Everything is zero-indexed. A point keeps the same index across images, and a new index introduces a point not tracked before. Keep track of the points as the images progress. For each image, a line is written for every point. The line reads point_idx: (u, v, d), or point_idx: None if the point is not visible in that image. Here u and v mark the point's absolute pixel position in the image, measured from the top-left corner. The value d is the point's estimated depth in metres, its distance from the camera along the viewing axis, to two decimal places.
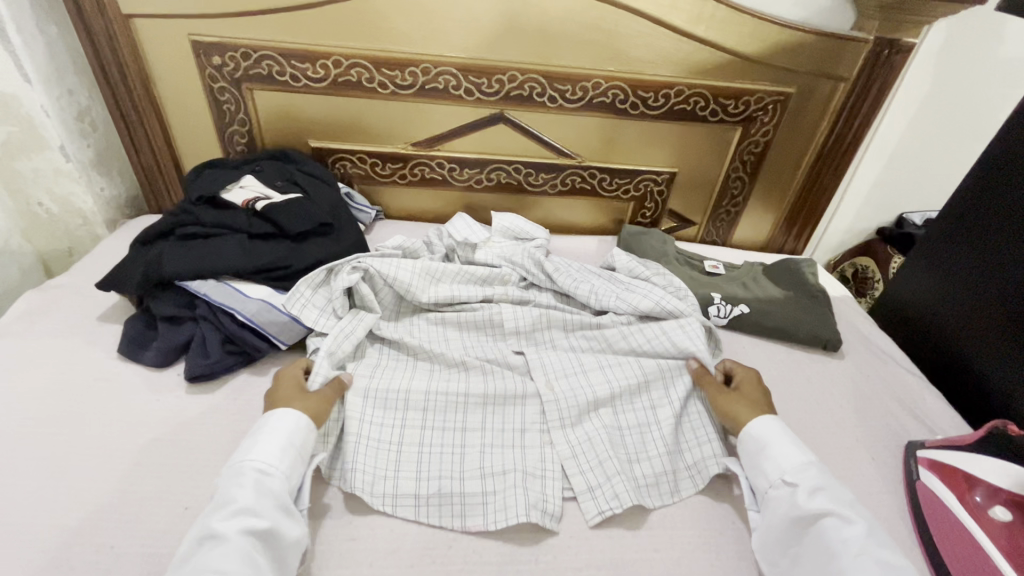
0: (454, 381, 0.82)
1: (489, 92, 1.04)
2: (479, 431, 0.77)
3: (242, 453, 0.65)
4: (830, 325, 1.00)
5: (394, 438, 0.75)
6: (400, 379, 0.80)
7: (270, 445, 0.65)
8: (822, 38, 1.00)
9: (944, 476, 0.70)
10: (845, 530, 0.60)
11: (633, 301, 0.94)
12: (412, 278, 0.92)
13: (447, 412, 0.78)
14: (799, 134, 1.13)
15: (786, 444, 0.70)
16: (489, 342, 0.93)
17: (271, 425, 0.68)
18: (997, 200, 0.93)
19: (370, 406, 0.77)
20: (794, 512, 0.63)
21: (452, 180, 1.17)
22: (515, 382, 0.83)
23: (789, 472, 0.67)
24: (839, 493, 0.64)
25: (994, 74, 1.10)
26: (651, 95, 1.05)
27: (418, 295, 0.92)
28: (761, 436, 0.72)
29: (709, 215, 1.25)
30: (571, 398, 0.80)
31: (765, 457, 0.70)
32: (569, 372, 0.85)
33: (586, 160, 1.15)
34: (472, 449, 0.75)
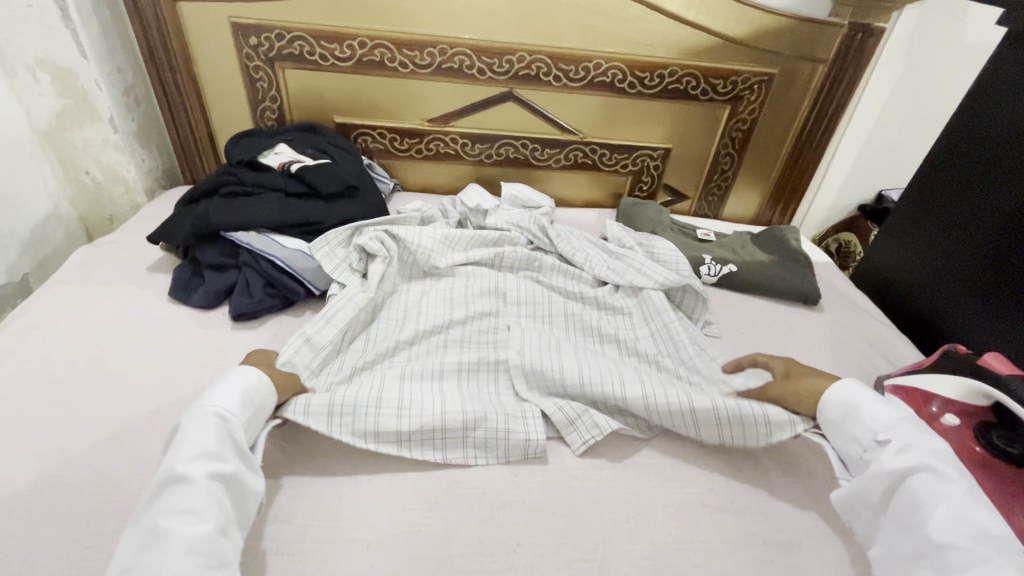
0: (433, 354, 0.85)
1: (499, 72, 1.15)
2: (461, 386, 0.80)
3: (199, 402, 0.62)
4: (810, 282, 1.09)
5: (376, 387, 0.76)
6: (389, 344, 0.85)
7: (226, 393, 0.64)
8: (801, 23, 1.10)
9: (906, 397, 0.78)
10: (936, 486, 0.57)
11: (624, 274, 1.02)
12: (433, 243, 1.01)
13: (426, 378, 0.80)
14: (783, 112, 1.23)
15: (877, 405, 0.67)
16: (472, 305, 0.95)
17: (228, 379, 0.66)
18: (960, 164, 1.02)
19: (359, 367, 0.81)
20: (880, 472, 0.61)
21: (464, 155, 1.27)
22: (488, 352, 0.85)
23: (882, 433, 0.65)
24: (940, 450, 0.61)
25: (959, 57, 1.21)
26: (647, 74, 1.15)
27: (436, 260, 1.01)
28: (846, 400, 0.69)
29: (701, 190, 1.35)
30: (540, 361, 0.81)
31: (852, 418, 0.68)
32: (542, 344, 0.85)
33: (588, 136, 1.25)
34: (452, 398, 0.76)
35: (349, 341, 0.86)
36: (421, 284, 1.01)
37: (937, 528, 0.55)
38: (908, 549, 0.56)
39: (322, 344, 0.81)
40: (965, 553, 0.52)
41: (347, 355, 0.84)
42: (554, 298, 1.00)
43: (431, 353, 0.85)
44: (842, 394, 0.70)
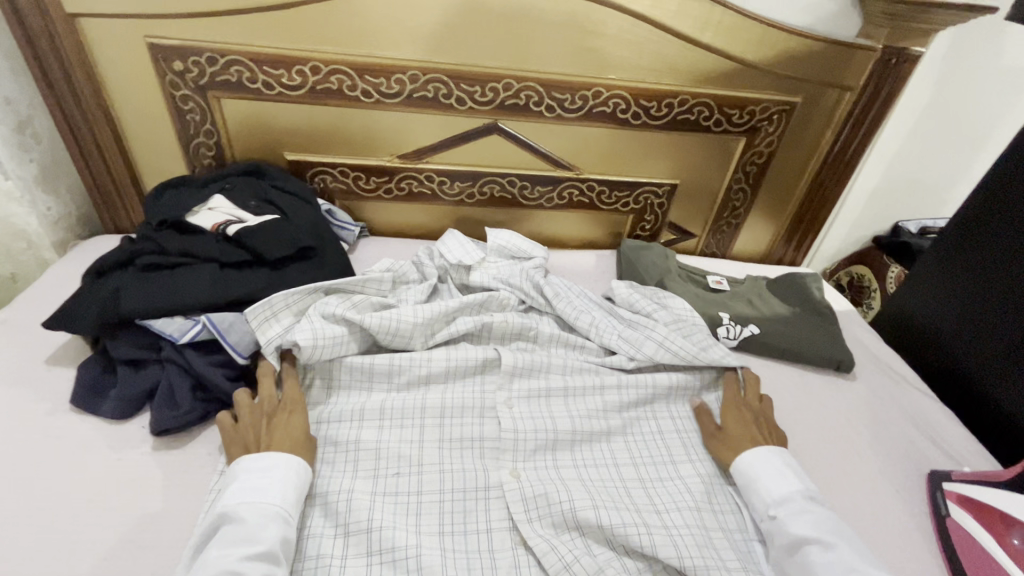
0: (403, 488, 0.70)
1: (482, 101, 0.97)
2: (439, 534, 0.66)
3: (241, 493, 0.59)
4: (841, 346, 0.96)
5: (342, 522, 0.64)
6: (347, 478, 0.69)
7: (269, 484, 0.60)
8: (829, 46, 0.95)
9: (979, 515, 0.69)
10: (826, 557, 0.61)
11: (635, 343, 0.88)
12: (404, 323, 0.82)
13: (398, 513, 0.67)
14: (803, 144, 1.09)
15: (772, 471, 0.71)
16: (451, 420, 0.78)
17: (264, 463, 0.62)
18: (1011, 214, 0.89)
19: (315, 510, 0.66)
20: (778, 542, 0.65)
21: (442, 195, 1.09)
22: (475, 471, 0.73)
23: (774, 505, 0.68)
24: (822, 518, 0.66)
25: (995, 82, 1.08)
26: (653, 104, 0.99)
27: (407, 339, 0.83)
28: (749, 467, 0.72)
29: (709, 227, 1.21)
30: (540, 488, 0.70)
31: (754, 485, 0.71)
32: (541, 465, 0.75)
33: (585, 172, 1.08)
34: (433, 551, 0.64)
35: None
36: (392, 375, 0.81)
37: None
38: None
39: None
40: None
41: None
42: (551, 377, 0.85)
43: (405, 476, 0.71)
44: (751, 457, 0.73)
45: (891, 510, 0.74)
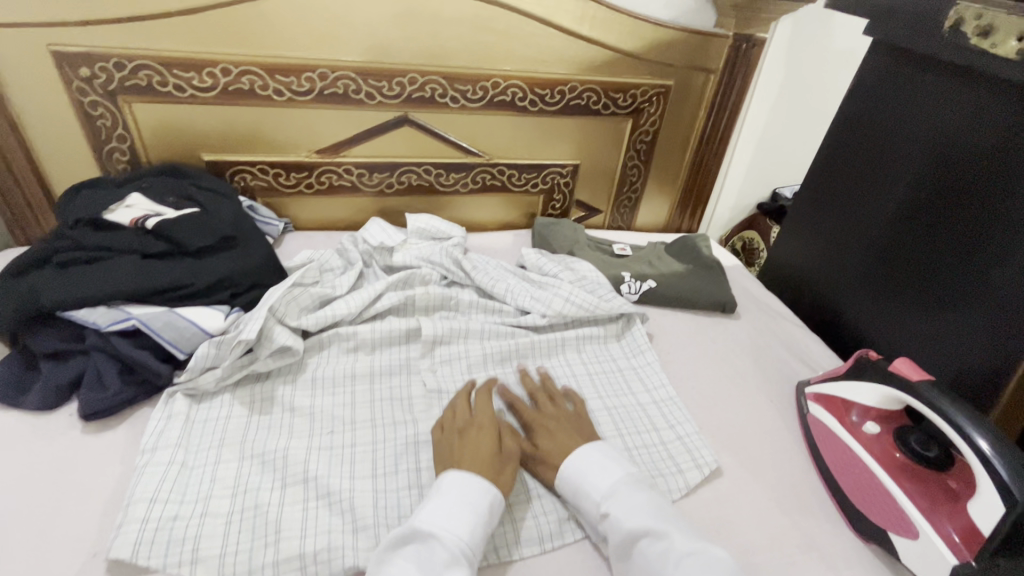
0: (335, 443, 0.74)
1: (390, 95, 1.06)
2: (371, 477, 0.70)
3: (436, 523, 0.58)
4: (725, 290, 1.10)
5: (274, 482, 0.68)
6: (280, 439, 0.73)
7: (462, 508, 0.60)
8: (688, 35, 1.12)
9: (828, 406, 0.81)
10: (658, 545, 0.59)
11: (548, 302, 0.97)
12: (350, 311, 0.91)
13: (331, 463, 0.71)
14: (682, 122, 1.24)
15: (598, 471, 0.67)
16: (380, 383, 0.84)
17: (468, 487, 0.62)
18: (847, 164, 1.04)
19: (248, 469, 0.69)
20: (613, 541, 0.61)
21: (362, 186, 1.16)
22: (404, 420, 0.78)
23: (603, 500, 0.64)
24: (656, 507, 0.63)
25: (832, 61, 1.29)
26: (547, 91, 1.12)
27: (342, 318, 0.90)
28: (575, 470, 0.68)
29: (613, 203, 1.33)
30: None
31: (580, 487, 0.66)
32: None
33: (493, 158, 1.18)
34: (363, 492, 0.68)
35: (223, 441, 0.72)
36: (323, 349, 0.88)
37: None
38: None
39: (196, 468, 0.68)
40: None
41: (218, 461, 0.69)
42: (471, 339, 0.93)
43: (339, 433, 0.75)
44: (573, 463, 0.68)
45: (768, 415, 0.87)
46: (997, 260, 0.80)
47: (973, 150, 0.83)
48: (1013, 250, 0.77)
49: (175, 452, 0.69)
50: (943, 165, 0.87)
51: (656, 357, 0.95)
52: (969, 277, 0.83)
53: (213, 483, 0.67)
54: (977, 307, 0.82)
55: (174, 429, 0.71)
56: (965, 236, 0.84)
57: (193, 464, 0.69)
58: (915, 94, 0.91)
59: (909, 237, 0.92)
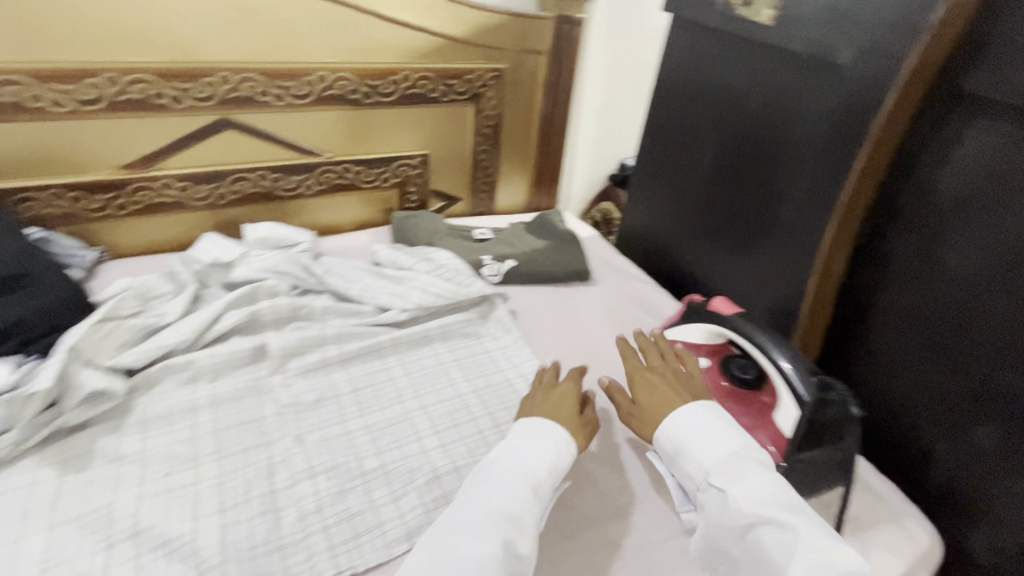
0: (175, 485, 0.66)
1: (201, 98, 0.96)
2: (220, 512, 0.64)
3: (505, 462, 0.60)
4: (580, 259, 1.16)
5: (98, 544, 0.59)
6: (102, 495, 0.64)
7: (534, 450, 0.62)
8: (512, 18, 1.15)
9: None
10: (782, 537, 0.51)
11: (407, 296, 0.95)
12: (181, 337, 0.82)
13: (170, 507, 0.64)
14: (523, 104, 1.28)
15: (702, 443, 0.60)
16: (226, 409, 0.77)
17: (539, 428, 0.65)
18: (671, 124, 1.12)
19: (61, 536, 0.60)
20: (720, 521, 0.56)
21: (188, 201, 1.05)
22: (257, 445, 0.72)
23: (711, 472, 0.58)
24: (772, 489, 0.54)
25: (650, 37, 1.40)
26: (380, 82, 1.09)
27: (174, 347, 0.82)
28: (674, 436, 0.62)
29: (470, 189, 1.34)
30: (325, 447, 0.72)
31: (683, 458, 0.61)
32: (327, 423, 0.76)
33: (335, 156, 1.13)
34: (209, 531, 0.62)
35: (25, 513, 0.62)
36: (154, 386, 0.79)
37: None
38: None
39: None
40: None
41: (20, 536, 0.59)
42: (328, 346, 0.88)
43: (177, 474, 0.68)
44: (676, 431, 0.62)
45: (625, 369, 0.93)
46: (784, 198, 0.89)
47: (753, 104, 0.92)
48: (793, 188, 0.87)
49: None
50: (739, 118, 0.95)
51: (519, 334, 0.97)
52: (768, 217, 0.93)
53: (13, 563, 0.57)
54: (779, 243, 0.91)
55: None
56: (761, 182, 0.93)
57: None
58: (710, 56, 0.99)
59: (723, 185, 1.01)
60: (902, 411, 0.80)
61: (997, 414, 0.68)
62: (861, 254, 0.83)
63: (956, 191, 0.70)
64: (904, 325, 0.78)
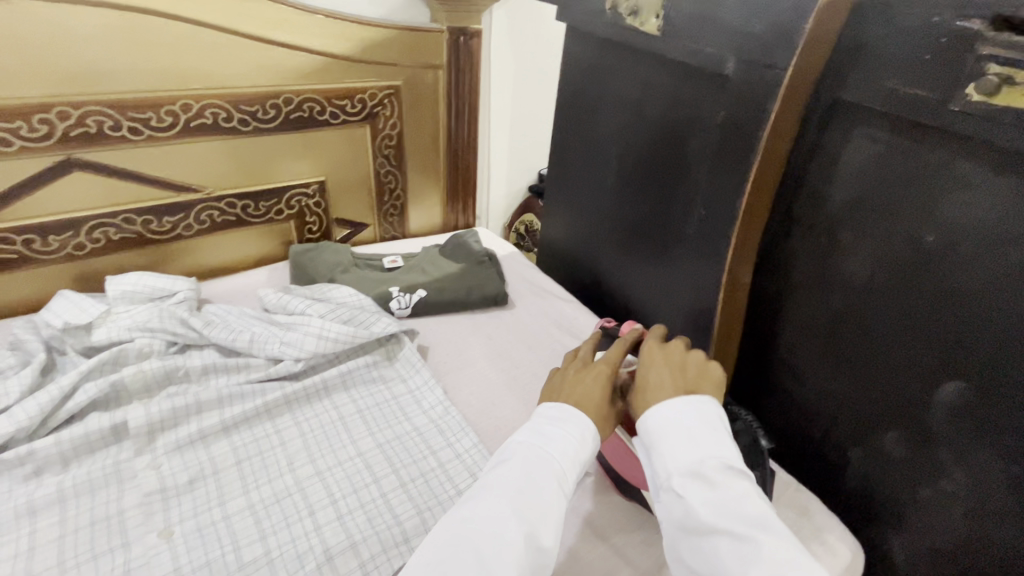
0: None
1: (35, 137, 0.83)
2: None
3: (527, 447, 0.53)
4: (496, 282, 1.10)
5: None
6: None
7: (561, 435, 0.53)
8: (401, 32, 1.08)
9: None
10: (746, 554, 0.43)
11: (300, 345, 0.85)
12: (19, 424, 0.70)
13: None
14: (425, 121, 1.21)
15: (674, 439, 0.49)
16: (75, 506, 0.65)
17: (563, 420, 0.55)
18: (578, 136, 1.08)
19: None
20: (679, 528, 0.47)
21: (37, 255, 0.91)
22: (111, 546, 0.62)
23: (677, 474, 0.48)
24: (740, 501, 0.45)
25: (555, 45, 1.36)
26: (257, 108, 0.99)
27: (10, 436, 0.69)
28: (649, 428, 0.51)
29: (378, 214, 1.26)
30: (196, 540, 0.63)
31: (650, 451, 0.50)
32: (201, 507, 0.67)
33: (215, 190, 1.02)
34: None
35: None
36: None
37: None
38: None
39: None
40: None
41: None
42: (208, 411, 0.78)
43: None
44: (650, 421, 0.51)
45: None
46: (689, 210, 0.87)
47: (651, 115, 0.89)
48: (696, 199, 0.85)
49: None
50: (639, 129, 0.92)
51: (430, 372, 0.90)
52: (675, 229, 0.90)
53: None
54: (688, 256, 0.89)
55: None
56: (666, 194, 0.90)
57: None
58: (606, 65, 0.96)
59: (632, 197, 0.98)
60: (817, 421, 0.79)
61: (903, 421, 0.68)
62: (765, 264, 0.81)
63: (845, 200, 0.69)
64: (811, 334, 0.77)
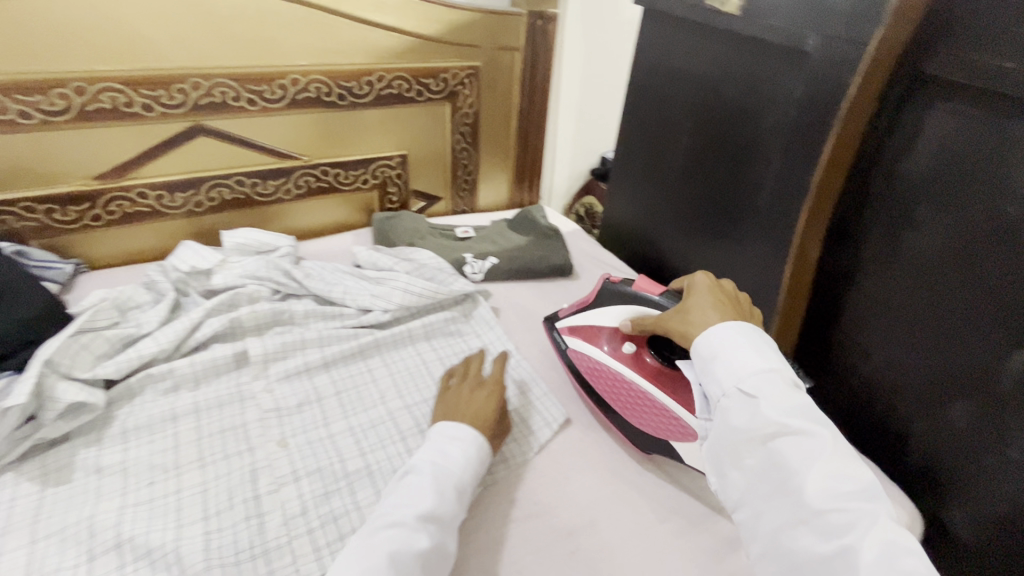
0: (158, 495, 0.66)
1: (172, 104, 0.95)
2: (203, 520, 0.64)
3: (428, 463, 0.63)
4: (562, 254, 1.17)
5: (80, 557, 0.59)
6: (82, 506, 0.64)
7: (457, 453, 0.65)
8: (484, 15, 1.15)
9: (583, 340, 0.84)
10: (803, 447, 0.51)
11: (388, 297, 0.95)
12: (161, 347, 0.82)
13: (153, 517, 0.64)
14: (500, 101, 1.28)
15: (743, 354, 0.58)
16: (207, 417, 0.77)
17: (462, 433, 0.67)
18: (647, 115, 1.12)
19: (43, 550, 0.60)
20: (739, 426, 0.54)
21: (164, 209, 1.04)
22: (237, 452, 0.72)
23: (747, 381, 0.56)
24: (806, 406, 0.53)
25: (625, 30, 1.40)
26: (354, 83, 1.08)
27: (153, 357, 0.81)
28: (717, 346, 0.60)
29: (451, 188, 1.34)
30: (308, 451, 0.73)
31: (721, 364, 0.58)
32: (309, 426, 0.77)
33: (313, 159, 1.13)
34: (192, 540, 0.61)
35: (9, 527, 0.61)
36: (135, 396, 0.78)
37: (813, 489, 0.49)
38: (782, 517, 0.50)
39: None
40: (841, 514, 0.47)
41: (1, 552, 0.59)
42: (310, 349, 0.88)
43: (158, 483, 0.67)
44: (713, 338, 0.61)
45: None
46: (759, 185, 0.90)
47: (726, 94, 0.92)
48: (767, 174, 0.88)
49: None
50: (712, 107, 0.96)
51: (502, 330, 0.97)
52: (743, 204, 0.93)
53: None
54: (755, 232, 0.92)
55: None
56: (736, 171, 0.93)
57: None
58: (682, 45, 1.00)
59: (699, 174, 1.01)
60: (883, 395, 0.82)
61: (974, 391, 0.69)
62: (837, 239, 0.84)
63: (922, 174, 0.71)
64: (881, 307, 0.79)
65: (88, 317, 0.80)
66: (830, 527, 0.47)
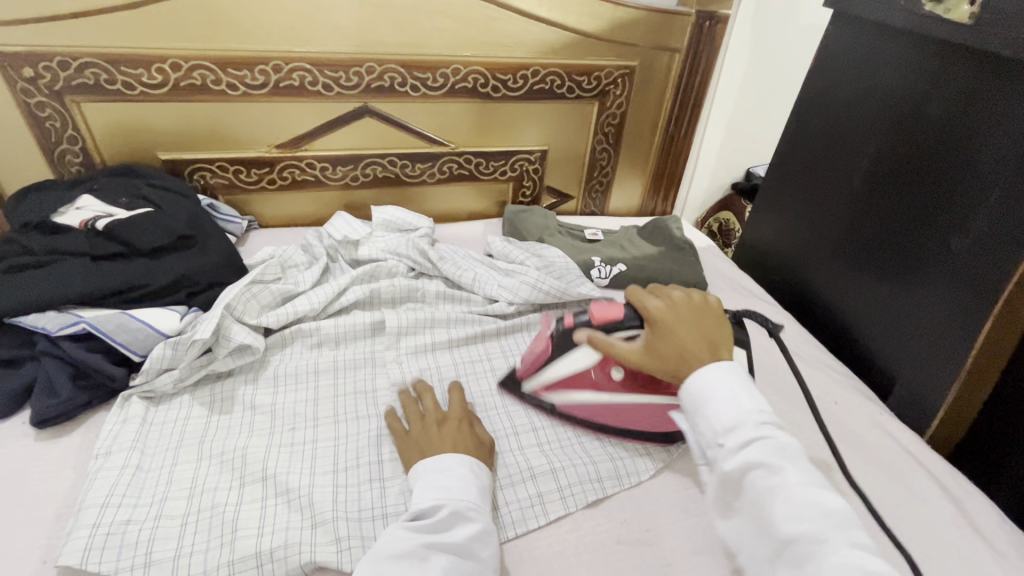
0: (297, 440, 0.73)
1: (348, 85, 1.04)
2: (332, 472, 0.69)
3: (428, 493, 0.59)
4: (696, 270, 1.10)
5: (231, 481, 0.67)
6: (237, 438, 0.72)
7: (450, 480, 0.61)
8: (649, 14, 1.11)
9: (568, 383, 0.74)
10: (770, 482, 0.50)
11: (515, 290, 0.95)
12: (312, 306, 0.89)
13: (291, 459, 0.70)
14: (649, 103, 1.23)
15: (717, 397, 0.57)
16: (344, 376, 0.83)
17: (445, 463, 0.63)
18: (817, 131, 1.01)
19: (205, 468, 0.68)
20: (721, 473, 0.54)
21: (326, 180, 1.14)
22: (365, 415, 0.77)
23: (723, 428, 0.55)
24: (778, 441, 0.53)
25: (801, 37, 1.27)
26: (509, 77, 1.10)
27: (305, 314, 0.89)
28: (698, 388, 0.58)
29: (584, 188, 1.32)
30: None
31: (701, 412, 0.57)
32: None
33: (459, 146, 1.17)
34: (322, 489, 0.66)
35: (182, 443, 0.71)
36: (286, 345, 0.87)
37: (781, 522, 0.49)
38: (765, 549, 0.51)
39: (152, 471, 0.67)
40: (808, 544, 0.47)
41: (176, 463, 0.68)
42: (438, 329, 0.92)
43: (298, 430, 0.74)
44: (697, 381, 0.59)
45: None
46: (958, 226, 0.77)
47: (932, 115, 0.80)
48: (973, 214, 0.75)
49: (129, 455, 0.68)
50: (909, 128, 0.84)
51: None
52: (931, 244, 0.80)
53: (170, 485, 0.66)
54: (941, 278, 0.79)
55: (128, 433, 0.70)
56: (929, 205, 0.81)
57: (150, 467, 0.68)
58: (879, 56, 0.88)
59: (878, 203, 0.89)
60: None
61: None
62: None
63: None
64: None
65: (258, 270, 0.90)
66: (799, 559, 0.47)
